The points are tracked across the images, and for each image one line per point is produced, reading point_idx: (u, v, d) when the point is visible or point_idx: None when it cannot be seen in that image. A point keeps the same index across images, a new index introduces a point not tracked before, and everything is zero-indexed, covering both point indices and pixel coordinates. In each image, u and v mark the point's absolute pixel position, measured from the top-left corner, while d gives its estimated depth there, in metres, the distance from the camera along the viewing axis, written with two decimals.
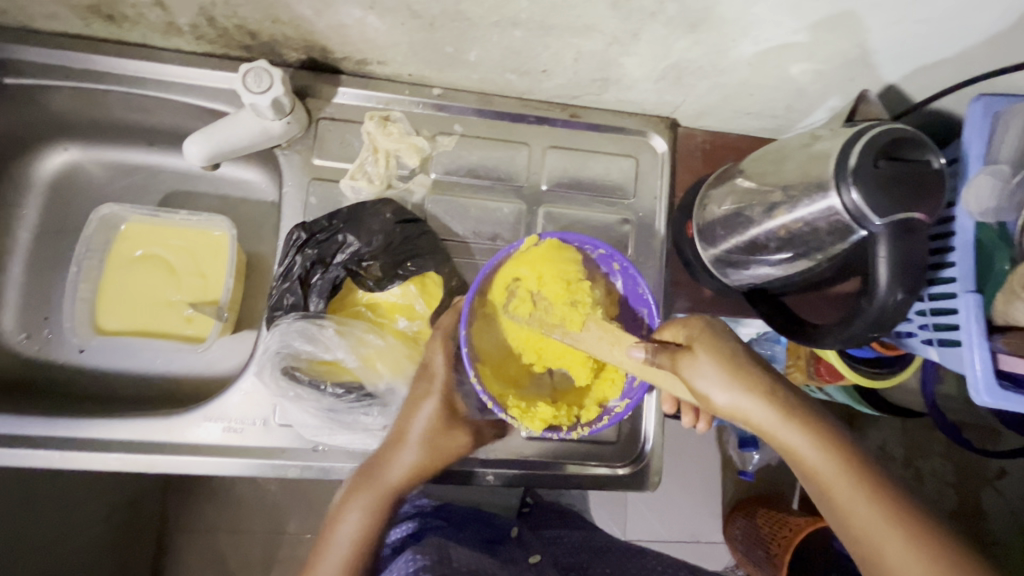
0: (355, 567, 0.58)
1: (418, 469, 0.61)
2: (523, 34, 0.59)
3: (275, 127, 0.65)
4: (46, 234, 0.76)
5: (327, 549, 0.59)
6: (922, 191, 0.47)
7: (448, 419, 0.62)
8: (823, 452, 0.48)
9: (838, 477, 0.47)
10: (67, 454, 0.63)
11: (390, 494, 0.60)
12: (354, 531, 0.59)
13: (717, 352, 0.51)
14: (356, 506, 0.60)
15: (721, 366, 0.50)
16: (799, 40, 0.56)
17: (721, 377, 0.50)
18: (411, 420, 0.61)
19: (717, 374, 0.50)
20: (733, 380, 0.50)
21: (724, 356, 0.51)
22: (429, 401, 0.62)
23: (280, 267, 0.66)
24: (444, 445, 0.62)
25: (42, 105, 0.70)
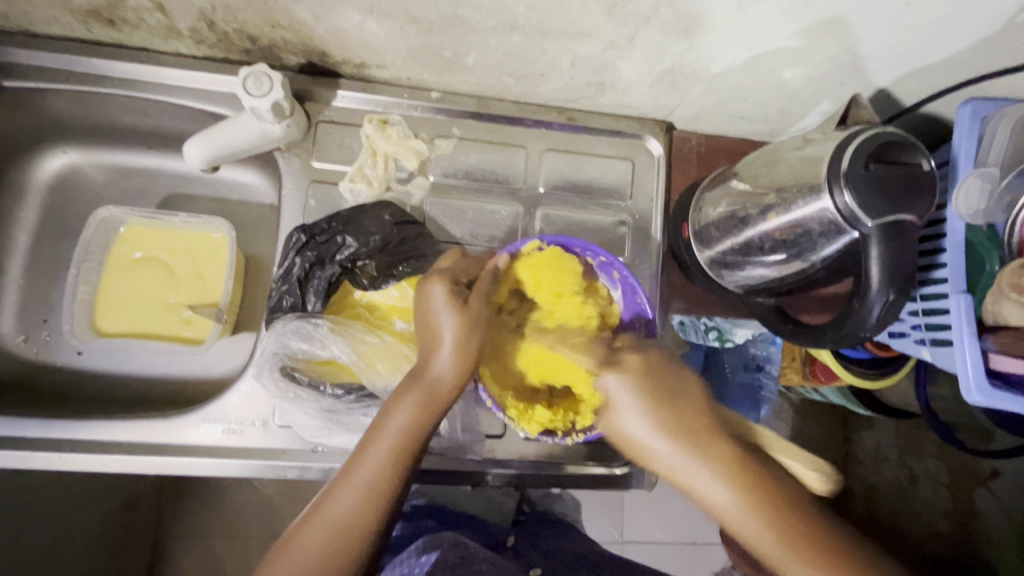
0: (402, 465, 0.52)
1: (462, 360, 0.55)
2: (520, 39, 0.60)
3: (274, 130, 0.66)
4: (45, 237, 0.76)
5: (375, 441, 0.53)
6: (912, 193, 0.48)
7: (468, 302, 0.57)
8: (729, 483, 0.49)
9: (744, 512, 0.48)
10: (66, 456, 0.63)
11: (445, 388, 0.54)
12: (406, 423, 0.53)
13: (632, 385, 0.57)
14: (407, 398, 0.54)
15: (636, 402, 0.56)
16: (791, 45, 0.57)
17: (640, 416, 0.55)
18: (433, 314, 0.56)
19: (632, 411, 0.56)
20: (645, 417, 0.55)
21: (640, 389, 0.57)
22: (447, 297, 0.56)
23: (280, 269, 0.66)
24: (479, 330, 0.56)
25: (41, 109, 0.70)
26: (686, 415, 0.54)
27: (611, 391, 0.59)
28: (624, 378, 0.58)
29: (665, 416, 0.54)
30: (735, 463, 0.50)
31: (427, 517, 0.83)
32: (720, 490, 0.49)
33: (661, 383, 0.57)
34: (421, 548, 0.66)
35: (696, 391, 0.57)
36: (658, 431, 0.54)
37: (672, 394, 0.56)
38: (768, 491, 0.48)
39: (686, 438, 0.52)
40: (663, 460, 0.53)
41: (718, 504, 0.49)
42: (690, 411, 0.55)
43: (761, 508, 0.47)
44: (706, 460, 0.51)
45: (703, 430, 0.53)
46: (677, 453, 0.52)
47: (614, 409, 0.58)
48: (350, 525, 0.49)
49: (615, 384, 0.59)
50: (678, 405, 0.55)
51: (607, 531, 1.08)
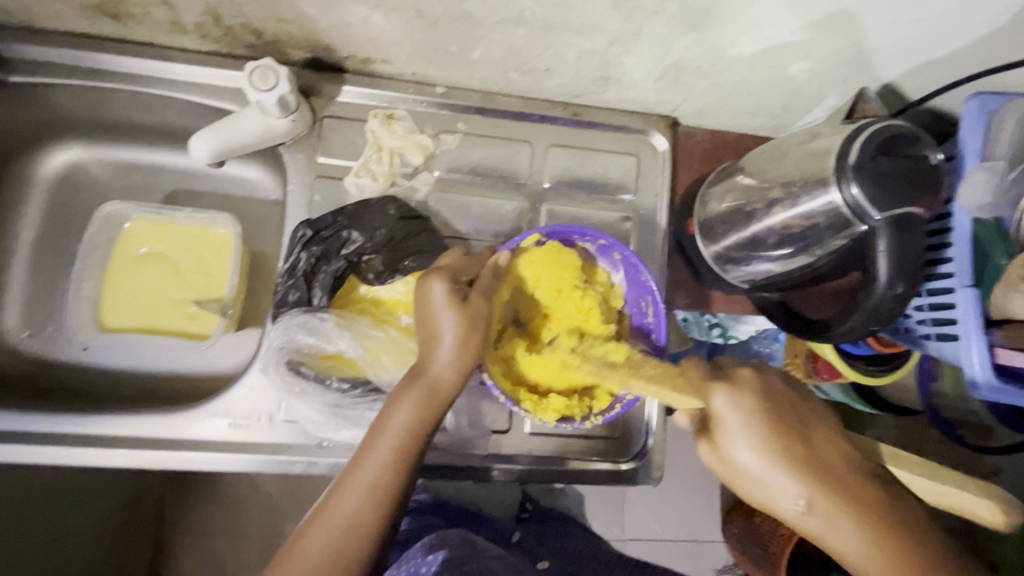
0: (404, 463, 0.52)
1: (461, 358, 0.54)
2: (526, 33, 0.60)
3: (279, 125, 0.66)
4: (49, 233, 0.76)
5: (378, 440, 0.52)
6: (920, 186, 0.48)
7: (466, 299, 0.55)
8: (876, 540, 0.40)
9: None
10: (72, 451, 0.63)
11: (446, 386, 0.54)
12: (408, 422, 0.52)
13: (749, 408, 0.44)
14: (409, 397, 0.53)
15: (752, 429, 0.44)
16: (797, 39, 0.57)
17: (755, 452, 0.43)
18: (434, 316, 0.55)
19: (748, 443, 0.44)
20: (767, 451, 0.43)
21: (759, 416, 0.44)
22: (446, 295, 0.55)
23: (286, 264, 0.66)
24: (478, 327, 0.55)
25: (46, 104, 0.70)
26: (805, 439, 0.44)
27: (714, 414, 0.46)
28: (738, 397, 0.45)
29: (783, 446, 0.43)
30: (866, 501, 0.41)
31: (432, 512, 0.83)
32: (847, 533, 0.41)
33: (778, 403, 0.45)
34: (428, 546, 0.66)
35: (809, 406, 0.46)
36: (775, 462, 0.43)
37: (786, 415, 0.45)
38: (907, 533, 0.40)
39: (809, 468, 0.42)
40: (787, 499, 0.42)
41: (845, 548, 0.41)
42: (808, 433, 0.44)
43: (899, 556, 0.39)
44: (835, 494, 0.41)
45: (829, 458, 0.43)
46: (803, 488, 0.42)
47: (721, 436, 0.45)
48: (357, 523, 0.50)
49: (722, 405, 0.45)
50: (793, 426, 0.44)
51: (610, 528, 1.08)
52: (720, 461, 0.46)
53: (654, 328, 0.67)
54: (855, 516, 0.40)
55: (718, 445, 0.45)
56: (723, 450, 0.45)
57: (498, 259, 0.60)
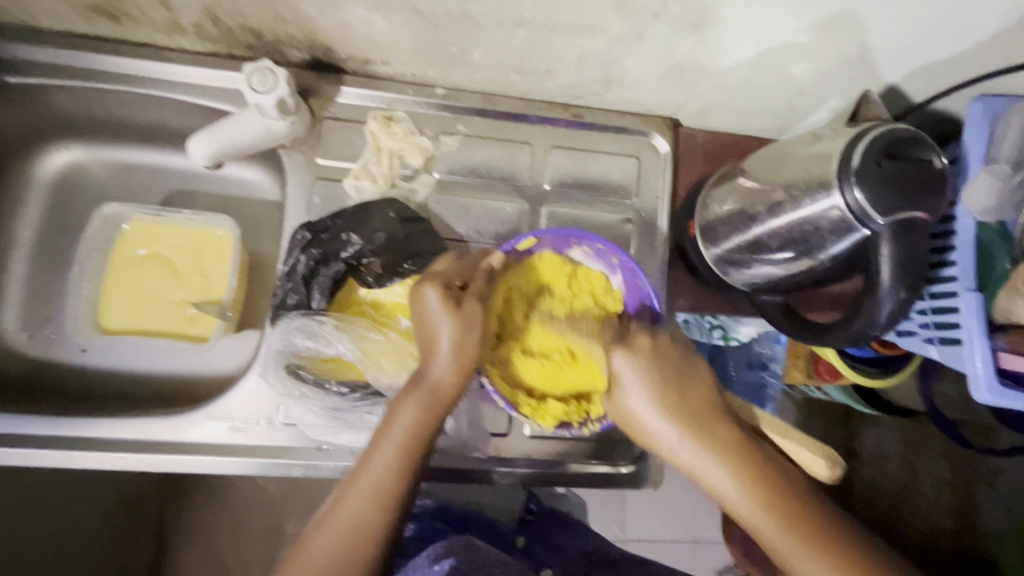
0: (409, 466, 0.52)
1: (462, 361, 0.54)
2: (527, 34, 0.59)
3: (279, 127, 0.65)
4: (48, 234, 0.76)
5: (381, 443, 0.52)
6: (924, 191, 0.48)
7: (463, 302, 0.55)
8: (730, 467, 0.50)
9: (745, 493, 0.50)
10: (71, 454, 0.63)
11: (447, 389, 0.54)
12: (411, 424, 0.52)
13: (640, 365, 0.55)
14: (410, 400, 0.53)
15: (644, 382, 0.54)
16: (801, 40, 0.57)
17: (643, 398, 0.54)
18: (431, 322, 0.55)
19: (638, 395, 0.54)
20: (650, 399, 0.53)
21: (648, 372, 0.54)
22: (443, 298, 0.55)
23: (284, 267, 0.66)
24: (475, 330, 0.55)
25: (44, 105, 0.69)
26: (685, 391, 0.54)
27: (617, 370, 0.55)
28: (631, 356, 0.55)
29: (667, 398, 0.53)
30: (725, 438, 0.51)
31: (434, 516, 0.82)
32: (713, 465, 0.51)
33: (667, 364, 0.55)
34: (433, 555, 0.65)
35: (691, 365, 0.56)
36: (660, 409, 0.53)
37: (674, 372, 0.55)
38: (756, 464, 0.50)
39: (683, 413, 0.53)
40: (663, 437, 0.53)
41: (720, 485, 0.50)
42: (689, 387, 0.55)
43: (752, 482, 0.50)
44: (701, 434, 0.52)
45: (701, 407, 0.54)
46: (676, 429, 0.52)
47: (619, 388, 0.55)
48: (362, 525, 0.49)
49: (619, 362, 0.55)
50: (677, 382, 0.54)
51: (610, 529, 1.08)
52: (616, 411, 0.56)
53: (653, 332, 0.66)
54: (716, 450, 0.51)
55: (616, 398, 0.55)
56: (619, 402, 0.55)
57: (490, 260, 0.60)
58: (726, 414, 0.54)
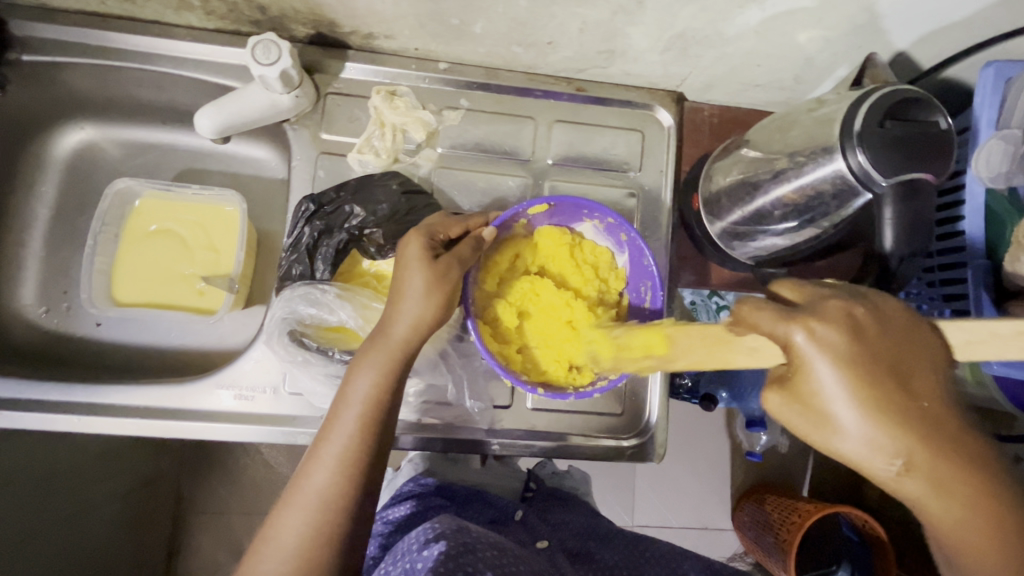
0: (368, 432, 0.51)
1: (422, 315, 0.54)
2: (529, 4, 0.59)
3: (284, 101, 0.66)
4: (63, 212, 0.78)
5: (341, 412, 0.52)
6: (929, 151, 0.47)
7: (436, 259, 0.55)
8: (962, 493, 0.34)
9: (972, 520, 0.35)
10: (85, 419, 0.65)
11: (403, 347, 0.53)
12: (369, 388, 0.52)
13: (838, 346, 0.34)
14: (368, 363, 0.53)
15: (843, 373, 0.34)
16: (806, 5, 0.56)
17: (846, 403, 0.34)
18: (405, 269, 0.55)
19: (840, 394, 0.34)
20: (859, 405, 0.34)
21: (852, 357, 0.34)
22: (414, 257, 0.55)
23: (290, 239, 0.67)
24: (444, 285, 0.55)
25: (58, 84, 0.71)
26: (908, 390, 0.34)
27: (800, 354, 0.35)
28: (824, 333, 0.35)
29: (887, 404, 0.34)
30: (967, 464, 0.34)
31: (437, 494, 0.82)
32: (943, 497, 0.35)
33: (877, 340, 0.35)
34: (425, 538, 0.63)
35: (919, 336, 0.35)
36: (879, 423, 0.34)
37: (889, 354, 0.35)
38: (996, 488, 0.35)
39: (912, 421, 0.34)
40: (887, 456, 0.34)
41: (936, 505, 0.35)
42: (912, 378, 0.35)
43: (983, 506, 0.35)
44: (938, 456, 0.34)
45: (927, 408, 0.34)
46: (903, 446, 0.34)
47: (804, 382, 0.35)
48: (327, 498, 0.49)
49: (805, 345, 0.35)
50: (897, 374, 0.34)
51: (618, 513, 1.08)
52: (807, 419, 0.36)
53: (651, 313, 0.66)
54: (948, 483, 0.34)
55: (802, 395, 0.36)
56: (808, 400, 0.35)
57: (481, 231, 0.60)
58: (957, 412, 0.35)
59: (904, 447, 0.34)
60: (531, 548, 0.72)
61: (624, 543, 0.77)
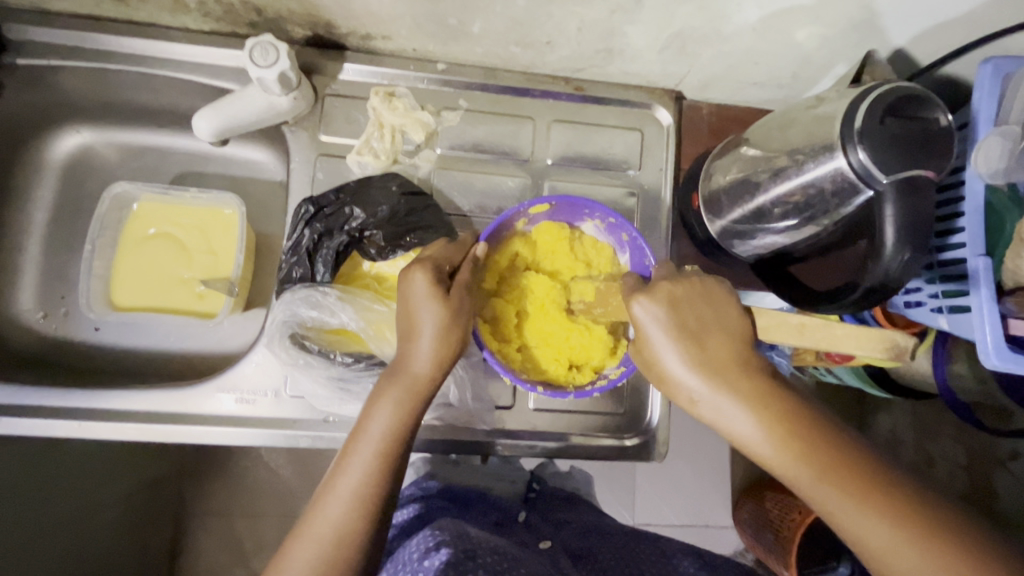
0: (388, 466, 0.52)
1: (441, 352, 0.54)
2: (526, 3, 0.59)
3: (282, 102, 0.66)
4: (61, 217, 0.78)
5: (358, 446, 0.52)
6: (929, 149, 0.47)
7: (449, 292, 0.55)
8: (756, 415, 0.47)
9: (776, 440, 0.46)
10: (85, 424, 0.64)
11: (424, 383, 0.54)
12: (389, 424, 0.53)
13: (660, 310, 0.50)
14: (388, 398, 0.53)
15: (664, 329, 0.50)
16: (804, 3, 0.56)
17: (670, 349, 0.49)
18: (416, 303, 0.54)
19: (665, 344, 0.49)
20: (679, 352, 0.49)
21: (670, 317, 0.50)
22: (422, 293, 0.54)
23: (289, 241, 0.67)
24: (461, 320, 0.55)
25: (53, 87, 0.71)
26: (710, 343, 0.49)
27: (638, 319, 0.51)
28: (653, 302, 0.50)
29: (697, 351, 0.49)
30: (754, 391, 0.47)
31: (440, 496, 0.83)
32: (746, 418, 0.47)
33: (692, 308, 0.50)
34: (426, 547, 0.62)
35: (723, 306, 0.51)
36: (690, 363, 0.48)
37: (703, 320, 0.50)
38: (790, 412, 0.46)
39: (711, 364, 0.48)
40: (691, 386, 0.48)
41: (742, 429, 0.47)
42: (714, 336, 0.49)
43: (779, 428, 0.46)
44: (728, 383, 0.48)
45: (723, 355, 0.49)
46: (704, 378, 0.48)
47: (645, 340, 0.51)
48: (343, 533, 0.49)
49: (640, 313, 0.51)
50: (706, 331, 0.49)
51: (621, 512, 1.08)
52: (649, 362, 0.52)
53: None
54: (744, 405, 0.47)
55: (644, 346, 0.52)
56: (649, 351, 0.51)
57: (476, 249, 0.60)
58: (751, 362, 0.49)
59: (704, 378, 0.48)
60: (533, 549, 0.72)
61: (626, 540, 0.77)
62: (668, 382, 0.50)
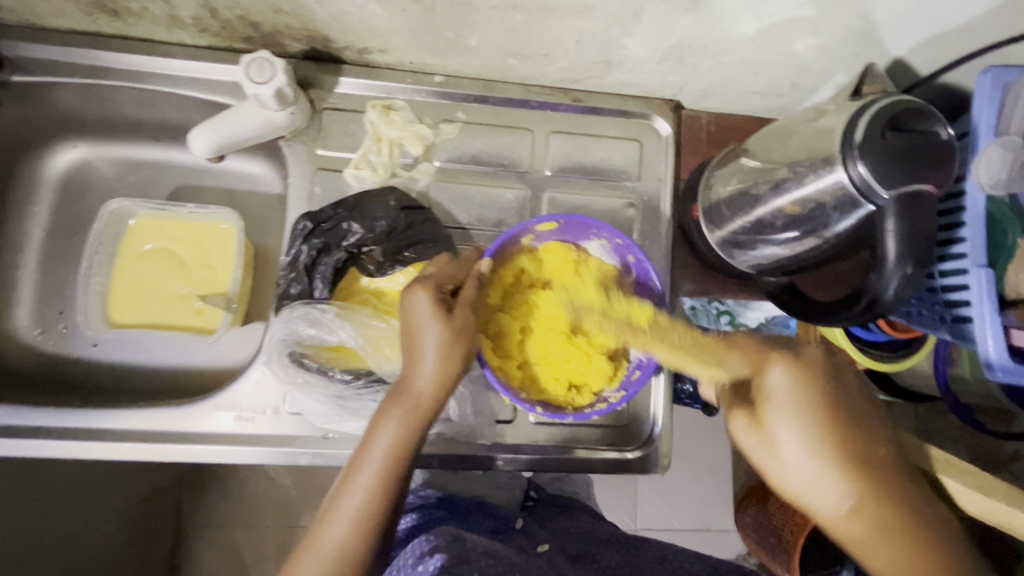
0: (390, 486, 0.51)
1: (444, 371, 0.53)
2: (524, 17, 0.59)
3: (279, 118, 0.65)
4: (58, 231, 0.77)
5: (362, 465, 0.52)
6: (930, 163, 0.46)
7: (450, 311, 0.54)
8: (877, 522, 0.44)
9: (889, 551, 0.43)
10: (83, 444, 0.64)
11: (427, 404, 0.53)
12: (391, 443, 0.52)
13: (804, 380, 0.49)
14: (390, 418, 0.53)
15: (797, 408, 0.48)
16: (804, 14, 0.56)
17: (794, 426, 0.48)
18: (418, 321, 0.54)
19: (793, 423, 0.48)
20: (806, 436, 0.47)
21: (808, 389, 0.49)
22: (430, 318, 0.53)
23: (288, 257, 0.67)
24: (463, 339, 0.54)
25: (50, 103, 0.70)
26: (855, 430, 0.48)
27: (769, 384, 0.50)
28: (793, 369, 0.50)
29: (830, 437, 0.47)
30: (888, 496, 0.45)
31: (437, 506, 0.82)
32: (860, 519, 0.44)
33: (830, 386, 0.49)
34: (421, 552, 0.62)
35: (863, 396, 0.50)
36: (814, 446, 0.47)
37: (847, 403, 0.49)
38: (919, 531, 0.43)
39: (843, 453, 0.46)
40: (805, 468, 0.47)
41: (849, 530, 0.45)
42: (865, 427, 0.48)
43: (902, 540, 0.43)
44: (856, 477, 0.45)
45: (869, 449, 0.47)
46: (831, 464, 0.46)
47: (768, 408, 0.49)
48: (344, 551, 0.49)
49: (772, 377, 0.50)
50: (852, 424, 0.48)
51: (622, 518, 1.08)
52: (761, 441, 0.50)
53: None
54: (870, 508, 0.44)
55: (761, 420, 0.50)
56: (765, 428, 0.49)
57: (480, 266, 0.60)
58: (895, 470, 0.46)
59: (828, 465, 0.46)
60: (533, 554, 0.72)
61: (628, 550, 0.76)
62: (775, 462, 0.49)
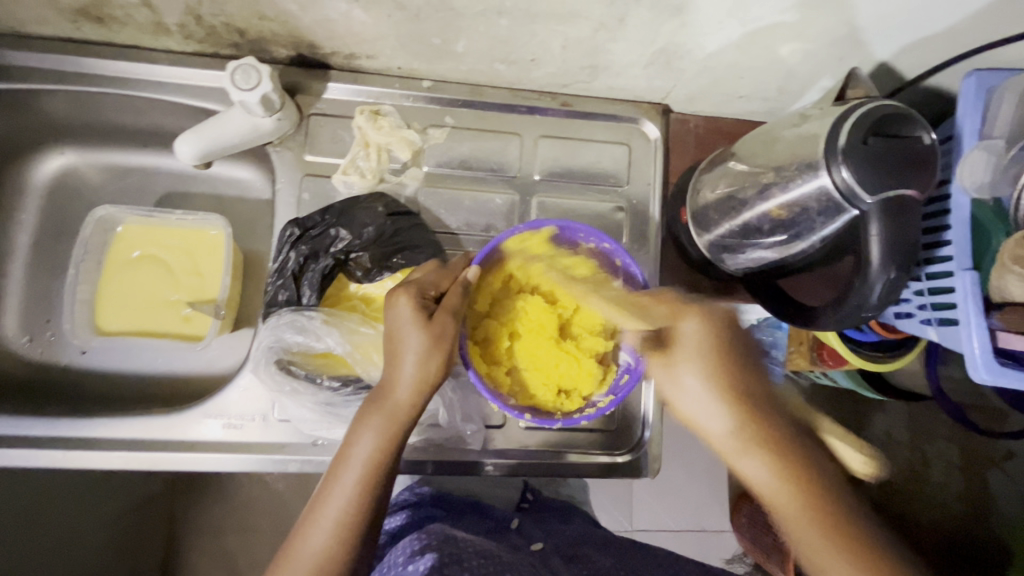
0: (369, 491, 0.52)
1: (422, 376, 0.53)
2: (509, 23, 0.59)
3: (266, 124, 0.65)
4: (44, 238, 0.77)
5: (342, 471, 0.52)
6: (911, 169, 0.47)
7: (431, 317, 0.54)
8: (773, 464, 0.47)
9: (789, 490, 0.46)
10: (69, 454, 0.63)
11: (405, 410, 0.53)
12: (370, 451, 0.52)
13: (709, 331, 0.53)
14: (368, 425, 0.53)
15: (702, 356, 0.52)
16: (787, 19, 0.56)
17: (697, 370, 0.52)
18: (400, 328, 0.54)
19: (698, 369, 0.52)
20: (707, 381, 0.51)
21: (711, 339, 0.52)
22: (411, 325, 0.53)
23: (276, 263, 0.66)
24: (444, 346, 0.54)
25: (35, 110, 0.70)
26: (750, 379, 0.51)
27: (681, 333, 0.53)
28: (702, 322, 0.53)
29: (727, 382, 0.51)
30: (777, 437, 0.48)
31: (433, 504, 0.83)
32: (757, 463, 0.48)
33: (729, 338, 0.53)
34: (411, 551, 0.62)
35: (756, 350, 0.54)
36: (716, 391, 0.51)
37: (744, 353, 0.52)
38: (807, 469, 0.47)
39: (740, 398, 0.50)
40: (711, 412, 0.51)
41: (755, 474, 0.48)
42: (757, 376, 0.52)
43: (795, 481, 0.46)
44: (751, 420, 0.49)
45: (760, 393, 0.51)
46: (732, 408, 0.50)
47: (675, 356, 0.53)
48: (323, 559, 0.49)
49: (687, 328, 0.53)
50: (746, 371, 0.52)
51: (617, 521, 1.08)
52: (669, 384, 0.54)
53: None
54: (765, 448, 0.48)
55: (673, 364, 0.53)
56: (675, 372, 0.53)
57: (467, 273, 0.59)
58: (778, 412, 0.51)
59: (728, 410, 0.50)
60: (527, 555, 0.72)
61: (620, 552, 0.76)
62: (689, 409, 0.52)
